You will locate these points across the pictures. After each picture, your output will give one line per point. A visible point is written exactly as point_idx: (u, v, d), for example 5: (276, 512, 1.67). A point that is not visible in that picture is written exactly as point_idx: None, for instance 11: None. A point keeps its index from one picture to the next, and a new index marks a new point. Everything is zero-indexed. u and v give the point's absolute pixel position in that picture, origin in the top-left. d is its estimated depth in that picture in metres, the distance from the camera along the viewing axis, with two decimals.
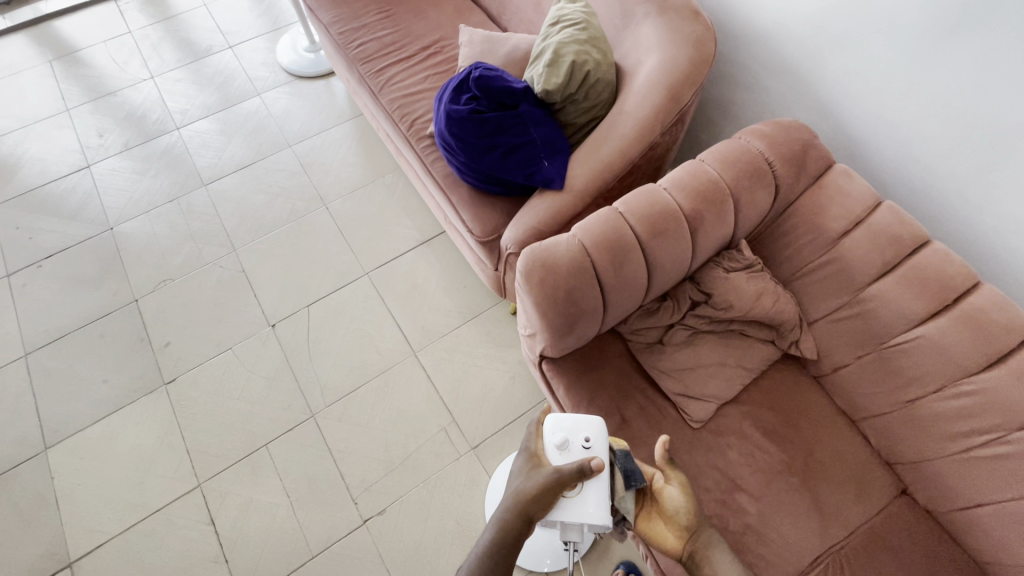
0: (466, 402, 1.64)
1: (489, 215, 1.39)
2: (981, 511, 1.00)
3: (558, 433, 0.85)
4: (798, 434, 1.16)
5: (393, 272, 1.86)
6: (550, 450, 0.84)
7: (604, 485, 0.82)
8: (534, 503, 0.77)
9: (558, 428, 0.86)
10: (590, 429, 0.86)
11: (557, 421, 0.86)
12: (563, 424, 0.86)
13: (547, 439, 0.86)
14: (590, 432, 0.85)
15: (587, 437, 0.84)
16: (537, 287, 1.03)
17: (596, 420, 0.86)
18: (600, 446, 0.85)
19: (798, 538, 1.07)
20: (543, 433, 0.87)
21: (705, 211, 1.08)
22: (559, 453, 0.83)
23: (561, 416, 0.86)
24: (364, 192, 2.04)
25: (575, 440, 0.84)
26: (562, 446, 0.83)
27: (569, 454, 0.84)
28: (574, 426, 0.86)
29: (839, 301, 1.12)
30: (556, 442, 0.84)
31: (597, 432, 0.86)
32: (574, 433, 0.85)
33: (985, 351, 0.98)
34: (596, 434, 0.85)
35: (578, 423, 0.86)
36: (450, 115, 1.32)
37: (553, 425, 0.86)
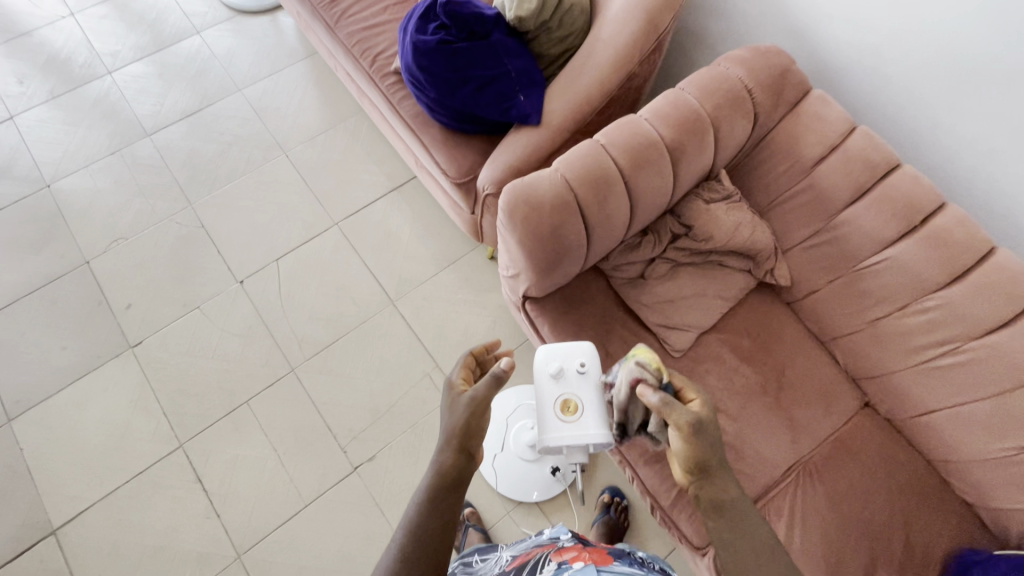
0: (448, 348, 1.64)
1: (463, 155, 1.34)
2: (937, 416, 1.09)
3: (553, 364, 0.87)
4: (772, 357, 1.22)
5: (364, 222, 1.80)
6: (545, 379, 0.87)
7: (597, 404, 0.86)
8: (466, 433, 0.75)
9: (552, 358, 0.89)
10: (583, 353, 0.89)
11: (549, 351, 0.89)
12: (556, 353, 0.89)
13: (540, 369, 0.88)
14: (583, 356, 0.89)
15: (581, 361, 0.88)
16: (521, 225, 1.01)
17: (587, 345, 0.90)
18: (594, 367, 0.88)
19: (773, 452, 1.15)
20: (535, 366, 0.89)
21: (686, 140, 1.07)
22: (555, 384, 0.86)
23: (553, 345, 0.89)
24: (325, 138, 1.92)
25: (569, 366, 0.88)
26: (558, 375, 0.86)
27: (564, 381, 0.87)
28: (567, 353, 0.89)
29: (812, 228, 1.15)
30: (552, 371, 0.87)
31: (589, 354, 0.89)
32: (567, 359, 0.88)
33: (947, 268, 1.04)
34: (589, 358, 0.89)
35: (571, 349, 0.89)
36: (416, 47, 1.23)
37: (546, 356, 0.88)
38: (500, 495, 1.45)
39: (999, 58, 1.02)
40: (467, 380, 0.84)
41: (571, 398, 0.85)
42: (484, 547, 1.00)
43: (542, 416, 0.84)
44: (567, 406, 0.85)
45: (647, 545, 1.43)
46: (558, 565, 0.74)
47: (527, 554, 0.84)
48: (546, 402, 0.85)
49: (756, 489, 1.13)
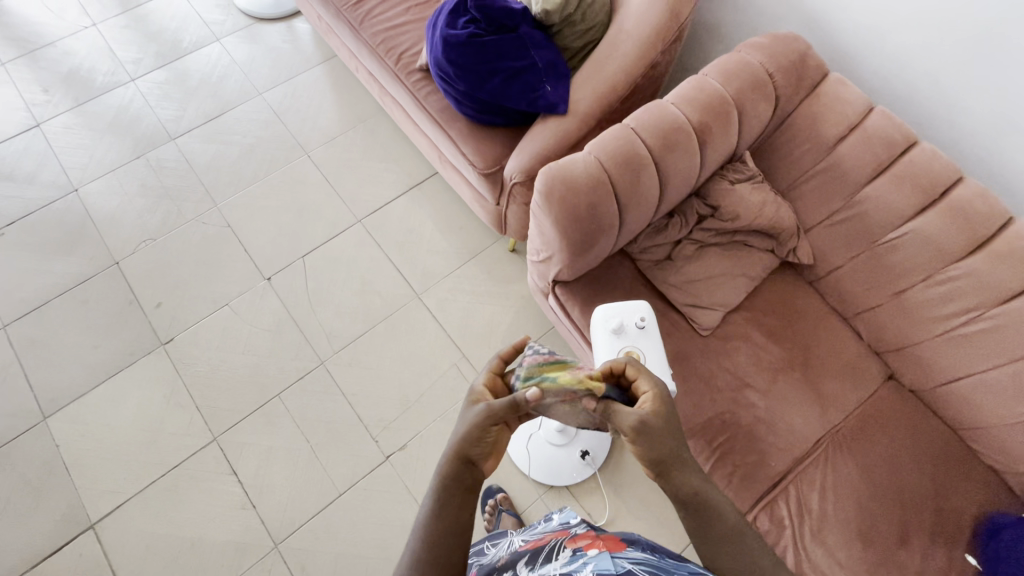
0: (474, 339, 1.67)
1: (490, 147, 1.38)
2: (962, 383, 1.13)
3: (614, 320, 1.00)
4: (798, 334, 1.25)
5: (387, 219, 1.84)
6: (605, 333, 1.00)
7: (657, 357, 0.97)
8: (469, 442, 0.72)
9: (612, 315, 1.01)
10: (641, 311, 1.01)
11: (609, 309, 1.01)
12: (616, 310, 1.01)
13: (602, 324, 1.00)
14: (641, 312, 1.01)
15: (640, 319, 1.00)
16: (557, 205, 1.05)
17: (644, 303, 1.01)
18: (650, 324, 1.00)
19: (803, 424, 1.18)
20: (596, 321, 1.01)
21: (713, 122, 1.11)
22: (616, 337, 0.99)
23: (613, 304, 1.00)
24: (345, 138, 1.97)
25: (628, 322, 1.00)
26: (618, 331, 0.99)
27: (624, 335, 0.99)
28: (626, 310, 1.01)
29: (834, 205, 1.19)
30: (613, 327, 0.99)
31: (647, 312, 1.01)
32: (627, 316, 1.00)
33: (967, 239, 1.08)
34: (647, 315, 1.00)
35: (630, 307, 1.01)
36: (447, 41, 1.28)
37: (606, 313, 1.01)
38: (530, 479, 1.48)
39: (1009, 35, 1.07)
40: (491, 393, 0.81)
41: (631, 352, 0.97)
42: (499, 539, 0.98)
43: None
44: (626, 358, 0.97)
45: (677, 526, 1.45)
46: (573, 552, 0.72)
47: (542, 541, 0.83)
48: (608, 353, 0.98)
49: (788, 460, 1.16)
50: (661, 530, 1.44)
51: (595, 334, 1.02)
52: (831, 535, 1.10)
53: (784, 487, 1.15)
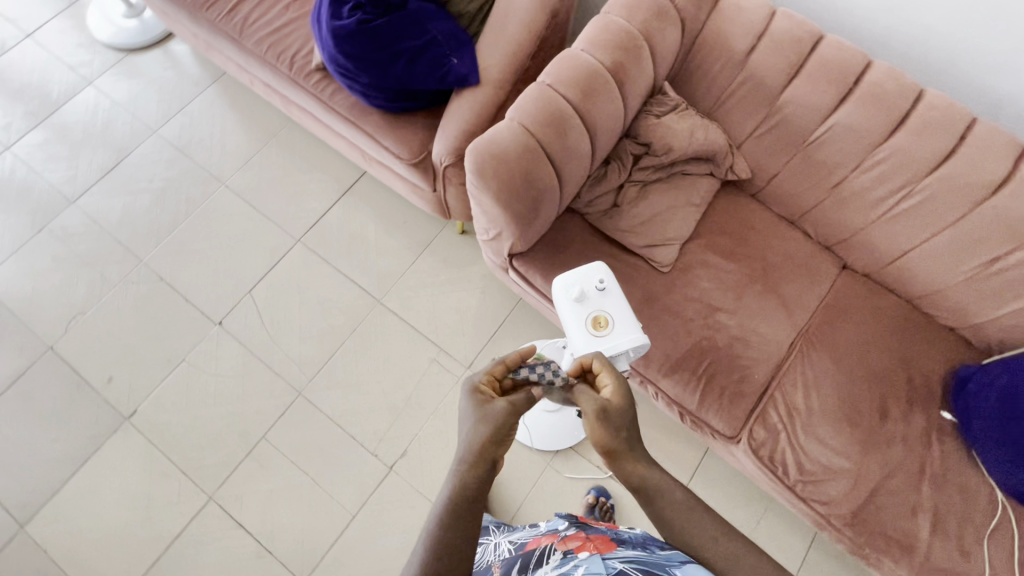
0: (446, 329, 1.65)
1: (411, 134, 1.32)
2: (908, 257, 1.20)
3: (573, 288, 0.91)
4: (752, 248, 1.29)
5: (326, 231, 1.76)
6: (567, 304, 0.90)
7: (624, 314, 0.89)
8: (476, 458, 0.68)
9: (570, 283, 0.92)
10: (599, 272, 0.92)
11: (566, 278, 0.92)
12: (572, 278, 0.92)
13: (563, 293, 0.92)
14: (600, 274, 0.92)
15: (600, 280, 0.91)
16: (494, 180, 1.02)
17: (601, 264, 0.91)
18: (612, 284, 0.91)
19: (774, 332, 1.23)
20: (556, 294, 0.92)
21: (626, 61, 1.09)
22: (580, 305, 0.90)
23: (568, 272, 0.91)
24: (260, 158, 1.85)
25: (588, 287, 0.91)
26: (581, 298, 0.90)
27: (587, 301, 0.91)
28: (583, 275, 0.92)
29: (759, 117, 1.21)
30: (574, 296, 0.90)
31: (605, 272, 0.92)
32: (585, 280, 0.91)
33: (887, 120, 1.11)
34: (606, 275, 0.91)
35: (586, 271, 0.92)
36: (337, 34, 1.19)
37: (564, 283, 0.92)
38: (536, 450, 1.50)
39: None
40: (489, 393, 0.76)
41: (601, 315, 0.89)
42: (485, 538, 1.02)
43: (579, 337, 0.89)
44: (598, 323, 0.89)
45: (682, 454, 1.51)
46: (564, 556, 0.72)
47: (530, 548, 0.83)
48: (578, 323, 0.89)
49: (769, 369, 1.21)
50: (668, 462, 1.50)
51: (558, 309, 0.93)
52: (821, 427, 1.17)
53: (771, 395, 1.20)
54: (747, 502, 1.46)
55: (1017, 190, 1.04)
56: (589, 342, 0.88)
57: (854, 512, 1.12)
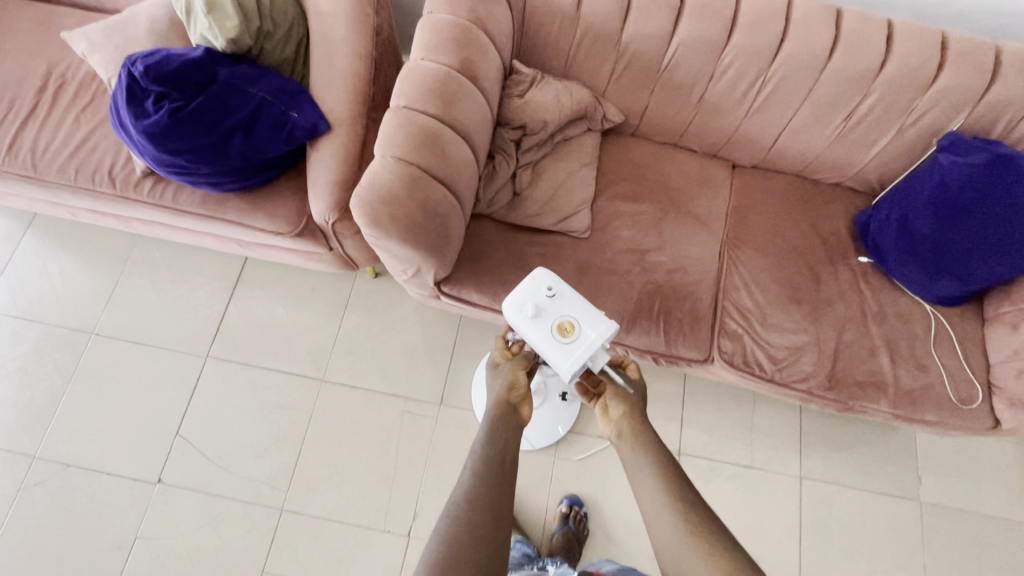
0: (403, 376, 1.57)
1: (282, 205, 1.21)
2: (782, 139, 1.29)
3: (526, 305, 0.89)
4: (653, 183, 1.33)
5: (234, 333, 1.59)
6: (527, 324, 0.88)
7: (585, 309, 0.89)
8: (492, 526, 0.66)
9: (521, 303, 0.90)
10: (544, 280, 0.92)
11: (514, 299, 0.90)
12: (521, 296, 0.90)
13: (518, 316, 0.89)
14: (546, 282, 0.92)
15: (548, 287, 0.91)
16: (393, 224, 0.95)
17: (541, 270, 0.92)
18: (560, 286, 0.91)
19: (702, 250, 1.29)
20: (511, 319, 0.90)
21: (470, 54, 1.05)
22: (539, 319, 0.88)
23: (514, 292, 0.90)
24: (123, 288, 1.62)
25: (539, 298, 0.90)
26: (537, 312, 0.88)
27: (544, 313, 0.89)
28: (529, 290, 0.91)
29: (610, 62, 1.22)
30: (531, 313, 0.88)
31: (550, 278, 0.92)
32: (534, 293, 0.90)
33: (721, 25, 1.15)
34: (551, 280, 0.91)
35: (531, 284, 0.92)
36: (152, 134, 1.02)
37: (515, 304, 0.90)
38: (539, 450, 1.48)
39: None
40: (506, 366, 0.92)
41: (564, 320, 0.88)
42: None
43: (552, 350, 0.86)
44: (564, 329, 0.88)
45: (667, 390, 1.56)
46: None
47: None
48: (545, 337, 0.87)
49: (712, 285, 1.27)
50: (658, 402, 1.55)
51: (519, 332, 0.90)
52: (774, 315, 1.24)
53: (723, 307, 1.25)
54: (736, 404, 1.56)
55: (845, 49, 1.14)
56: (564, 351, 0.86)
57: (829, 376, 1.21)
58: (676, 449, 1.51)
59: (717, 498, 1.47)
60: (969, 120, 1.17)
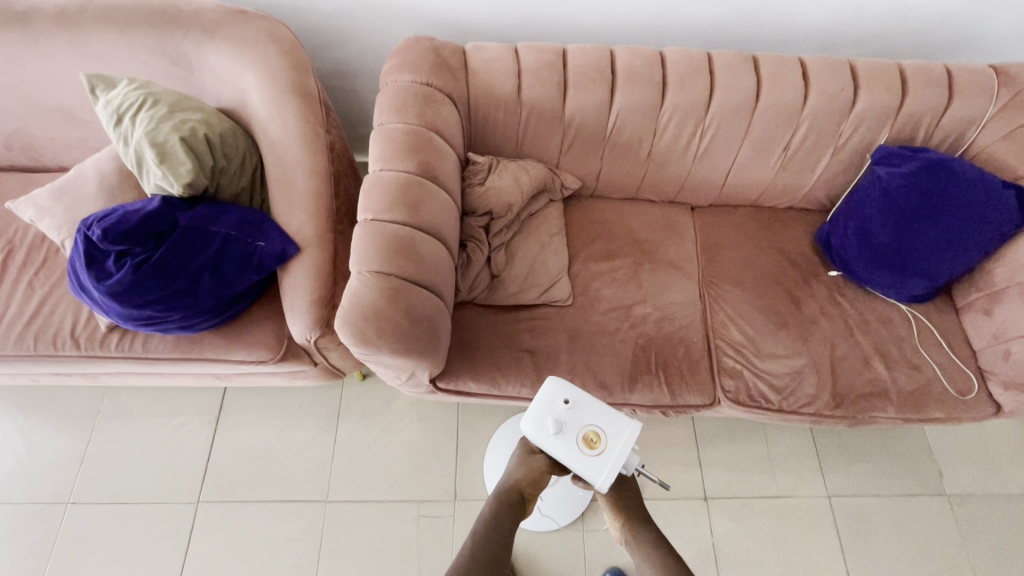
0: (411, 478, 1.50)
1: (260, 331, 1.18)
2: (731, 176, 1.36)
3: (547, 422, 0.89)
4: (621, 239, 1.37)
5: (224, 470, 1.50)
6: (551, 440, 0.88)
7: (606, 414, 0.89)
8: None
9: (540, 420, 0.89)
10: (558, 391, 0.91)
11: (533, 417, 0.90)
12: (539, 413, 0.90)
13: (541, 433, 0.89)
14: (560, 392, 0.91)
15: (564, 399, 0.90)
16: (382, 338, 0.94)
17: (553, 381, 0.91)
18: (576, 394, 0.91)
19: (683, 294, 1.31)
20: (534, 437, 0.89)
21: (427, 157, 1.08)
22: (563, 435, 0.88)
23: (531, 410, 0.89)
24: (96, 444, 1.52)
25: (558, 411, 0.90)
26: (560, 427, 0.88)
27: (566, 426, 0.89)
28: (545, 404, 0.90)
29: (558, 137, 1.28)
30: (553, 430, 0.88)
31: (563, 387, 0.91)
32: (552, 407, 0.90)
33: (654, 88, 1.23)
34: (565, 390, 0.91)
35: (546, 398, 0.91)
36: (117, 293, 0.98)
37: (534, 423, 0.89)
38: (566, 527, 1.42)
39: None
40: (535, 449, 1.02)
41: (589, 431, 0.88)
42: None
43: (584, 465, 0.86)
44: (590, 439, 0.88)
45: (678, 434, 1.55)
46: None
47: None
48: (574, 453, 0.87)
49: (700, 326, 1.28)
50: (673, 449, 1.53)
51: (544, 447, 0.90)
52: (766, 345, 1.26)
53: (717, 346, 1.26)
54: (749, 435, 1.55)
55: (769, 90, 1.23)
56: (596, 464, 0.86)
57: (834, 394, 1.22)
58: (703, 495, 1.47)
59: (754, 538, 1.43)
60: (893, 132, 1.27)
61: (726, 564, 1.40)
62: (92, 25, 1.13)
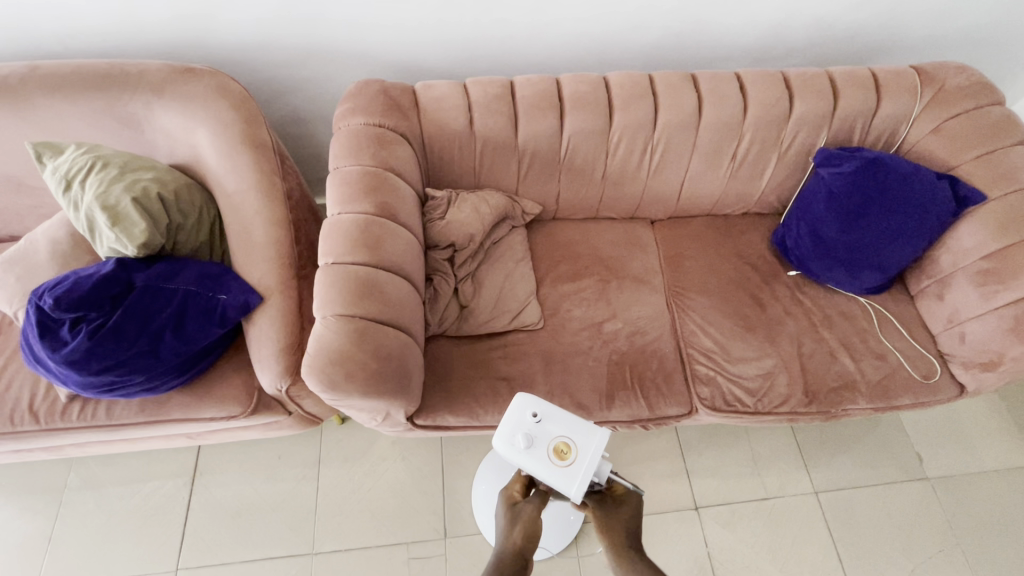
0: (399, 520, 1.46)
1: (229, 386, 1.15)
2: (685, 189, 1.41)
3: (516, 438, 0.88)
4: (586, 258, 1.39)
5: (202, 533, 1.44)
6: (522, 457, 0.87)
7: (574, 425, 0.87)
8: None
9: (510, 436, 0.89)
10: (526, 405, 0.90)
11: (503, 434, 0.89)
12: (508, 430, 0.89)
13: (511, 449, 0.88)
14: (528, 406, 0.90)
15: (532, 413, 0.89)
16: (352, 382, 0.93)
17: (522, 396, 0.90)
18: (544, 407, 0.90)
19: (651, 307, 1.33)
20: (506, 454, 0.88)
21: (384, 197, 1.09)
22: (533, 449, 0.87)
23: (500, 428, 0.89)
24: (64, 520, 1.45)
25: (526, 426, 0.89)
26: (529, 442, 0.87)
27: (536, 440, 0.88)
28: (515, 420, 0.89)
29: (514, 165, 1.31)
30: (522, 445, 0.87)
31: (531, 401, 0.90)
32: (520, 422, 0.89)
33: (601, 110, 1.27)
34: (533, 404, 0.90)
35: (514, 413, 0.90)
36: (74, 362, 0.95)
37: (505, 439, 0.88)
38: (561, 553, 1.40)
39: None
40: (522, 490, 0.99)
41: (558, 443, 0.87)
42: None
43: (556, 478, 0.85)
44: (561, 450, 0.87)
45: (664, 445, 1.56)
46: None
47: None
48: (545, 465, 0.86)
49: (671, 337, 1.30)
50: (660, 461, 1.53)
51: (517, 463, 0.89)
52: (735, 348, 1.29)
53: (688, 355, 1.28)
54: (732, 439, 1.57)
55: (710, 105, 1.29)
56: (568, 475, 0.85)
57: (806, 391, 1.25)
58: (693, 504, 1.47)
59: (749, 543, 1.43)
60: (831, 135, 1.34)
61: (723, 573, 1.39)
62: (36, 94, 1.13)
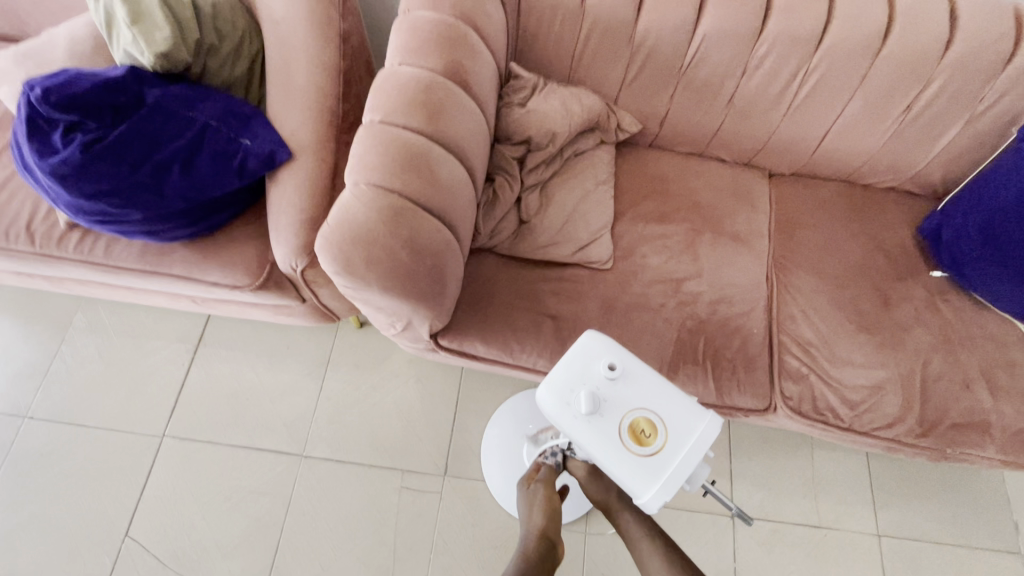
0: (398, 445, 1.32)
1: (240, 252, 0.99)
2: (828, 139, 1.11)
3: (579, 397, 0.70)
4: (680, 201, 1.13)
5: (196, 406, 1.34)
6: (580, 422, 0.70)
7: (661, 400, 0.70)
8: None
9: (571, 392, 0.71)
10: (600, 357, 0.72)
11: (563, 388, 0.72)
12: (570, 384, 0.71)
13: (571, 411, 0.71)
14: (602, 359, 0.72)
15: (606, 367, 0.71)
16: (373, 270, 0.74)
17: (595, 343, 0.72)
18: (622, 362, 0.72)
19: (747, 275, 1.08)
20: (562, 416, 0.71)
21: (458, 56, 0.86)
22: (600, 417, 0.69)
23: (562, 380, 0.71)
24: (65, 357, 1.38)
25: (597, 383, 0.71)
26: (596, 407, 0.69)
27: (606, 405, 0.70)
28: (583, 373, 0.72)
29: (623, 62, 1.04)
30: (587, 409, 0.69)
31: (607, 351, 0.72)
32: (589, 377, 0.71)
33: (754, 9, 0.97)
34: (608, 356, 0.72)
35: (583, 364, 0.72)
36: (63, 175, 0.80)
37: (564, 397, 0.71)
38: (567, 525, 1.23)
39: None
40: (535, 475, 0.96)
41: (636, 418, 0.69)
42: None
43: (629, 462, 0.68)
44: (638, 427, 0.69)
45: None
46: None
47: None
48: (614, 442, 0.68)
49: (763, 317, 1.05)
50: None
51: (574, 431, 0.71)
52: (841, 348, 1.03)
53: (780, 341, 1.03)
54: (793, 451, 1.33)
55: (902, 29, 0.97)
56: (645, 461, 0.67)
57: (921, 420, 0.99)
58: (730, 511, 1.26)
59: (785, 570, 1.22)
60: None
61: None
62: None
